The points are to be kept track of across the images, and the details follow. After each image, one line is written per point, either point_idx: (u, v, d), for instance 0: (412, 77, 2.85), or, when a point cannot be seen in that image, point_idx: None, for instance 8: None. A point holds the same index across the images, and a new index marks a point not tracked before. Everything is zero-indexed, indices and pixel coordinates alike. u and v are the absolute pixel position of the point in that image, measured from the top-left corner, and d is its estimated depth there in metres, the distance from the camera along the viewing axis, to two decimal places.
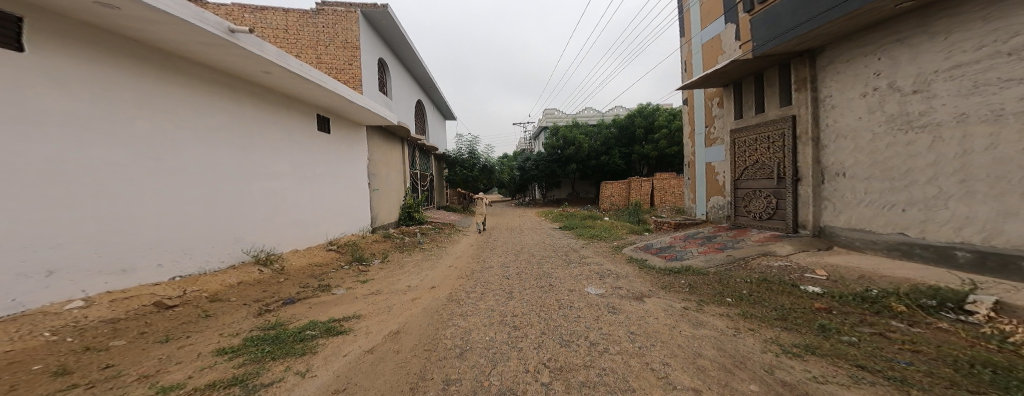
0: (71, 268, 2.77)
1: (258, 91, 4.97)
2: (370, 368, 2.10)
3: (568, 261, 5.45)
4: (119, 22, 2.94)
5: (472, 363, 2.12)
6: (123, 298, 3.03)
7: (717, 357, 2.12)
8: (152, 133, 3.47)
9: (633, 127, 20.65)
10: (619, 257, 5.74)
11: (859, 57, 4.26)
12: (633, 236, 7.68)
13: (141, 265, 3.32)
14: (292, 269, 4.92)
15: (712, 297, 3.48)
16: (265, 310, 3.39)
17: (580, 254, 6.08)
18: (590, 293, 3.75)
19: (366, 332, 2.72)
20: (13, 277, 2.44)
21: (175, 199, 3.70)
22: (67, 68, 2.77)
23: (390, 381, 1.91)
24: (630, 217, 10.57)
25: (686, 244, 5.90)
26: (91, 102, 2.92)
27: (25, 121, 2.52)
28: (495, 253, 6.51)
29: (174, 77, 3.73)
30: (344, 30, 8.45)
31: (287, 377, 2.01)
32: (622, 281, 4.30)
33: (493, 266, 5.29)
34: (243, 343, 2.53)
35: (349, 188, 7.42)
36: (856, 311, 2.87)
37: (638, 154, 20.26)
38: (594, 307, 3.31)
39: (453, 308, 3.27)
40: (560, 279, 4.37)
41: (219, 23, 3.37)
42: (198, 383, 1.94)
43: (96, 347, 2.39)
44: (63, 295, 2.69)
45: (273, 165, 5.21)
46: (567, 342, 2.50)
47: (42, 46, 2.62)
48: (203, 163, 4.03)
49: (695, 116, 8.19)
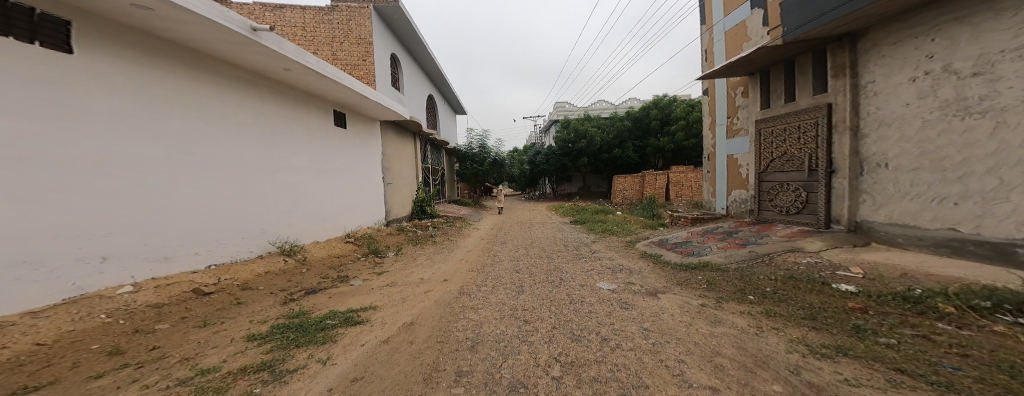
0: (121, 255, 2.97)
1: (279, 88, 5.12)
2: (387, 358, 2.15)
3: (580, 256, 5.42)
4: (154, 23, 3.08)
5: (483, 356, 2.16)
6: (166, 285, 3.24)
7: (737, 356, 2.08)
8: (185, 130, 3.64)
9: (648, 119, 20.20)
10: (633, 252, 5.65)
11: (909, 39, 4.00)
12: (647, 231, 7.54)
13: (180, 253, 3.53)
14: (314, 259, 5.12)
15: (733, 294, 3.40)
16: (289, 299, 3.55)
17: (591, 249, 6.02)
18: (603, 289, 3.74)
19: (381, 323, 2.80)
20: (73, 263, 2.64)
21: (208, 193, 3.89)
22: (109, 69, 2.92)
23: (404, 371, 1.97)
24: (645, 211, 10.35)
25: (704, 239, 5.75)
26: (130, 100, 3.09)
27: (76, 117, 2.69)
28: (504, 247, 6.52)
29: (204, 75, 3.89)
30: (359, 26, 8.55)
31: (310, 364, 2.10)
32: (635, 276, 4.25)
33: (503, 260, 5.33)
34: (271, 330, 2.65)
35: (364, 182, 7.56)
36: (896, 311, 2.73)
37: (653, 147, 19.88)
38: (606, 302, 3.29)
39: (465, 301, 3.32)
40: (571, 274, 4.35)
41: (242, 21, 3.47)
42: (230, 367, 2.06)
43: (143, 330, 2.57)
44: (115, 280, 2.90)
45: (291, 160, 5.34)
46: (579, 336, 2.51)
47: (88, 47, 2.78)
48: (230, 158, 4.20)
49: (715, 107, 7.94)
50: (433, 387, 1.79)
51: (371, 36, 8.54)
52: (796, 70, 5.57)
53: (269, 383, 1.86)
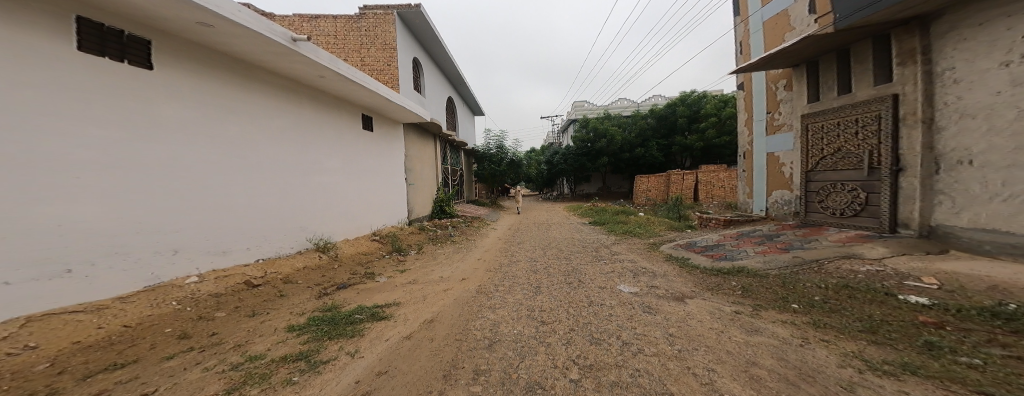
0: (187, 248, 3.34)
1: (316, 95, 5.46)
2: (407, 354, 2.23)
3: (599, 258, 5.34)
4: (212, 38, 3.44)
5: (500, 355, 2.19)
6: (223, 276, 3.58)
7: (777, 368, 1.98)
8: (239, 136, 4.00)
9: (674, 117, 19.50)
10: (656, 255, 5.49)
11: (998, 19, 3.55)
12: (672, 233, 7.29)
13: (235, 248, 3.87)
14: (344, 256, 5.35)
15: (774, 302, 3.23)
16: (324, 293, 3.76)
17: (611, 250, 5.90)
18: (623, 292, 3.66)
19: (404, 319, 2.91)
20: (152, 254, 3.03)
21: (258, 192, 4.23)
22: (177, 82, 3.30)
23: (425, 367, 2.04)
24: (670, 213, 10.00)
25: (739, 242, 5.50)
26: (195, 109, 3.46)
27: (152, 126, 3.07)
28: (521, 247, 6.54)
29: (254, 84, 4.25)
30: (384, 32, 8.88)
31: (340, 356, 2.22)
32: (659, 280, 4.13)
33: (520, 260, 5.35)
34: (308, 321, 2.82)
35: (389, 182, 7.84)
36: (982, 328, 2.41)
37: (679, 146, 19.16)
38: (628, 306, 3.23)
39: (483, 300, 3.37)
40: (589, 276, 4.30)
41: (284, 34, 3.73)
42: (275, 355, 2.22)
43: (205, 316, 2.91)
44: (182, 271, 3.28)
45: (326, 162, 5.66)
46: (598, 340, 2.49)
47: (162, 62, 3.20)
48: (276, 161, 4.55)
49: (752, 103, 7.43)
50: (452, 384, 1.85)
51: (395, 41, 8.85)
52: (852, 60, 5.14)
53: (306, 371, 1.99)
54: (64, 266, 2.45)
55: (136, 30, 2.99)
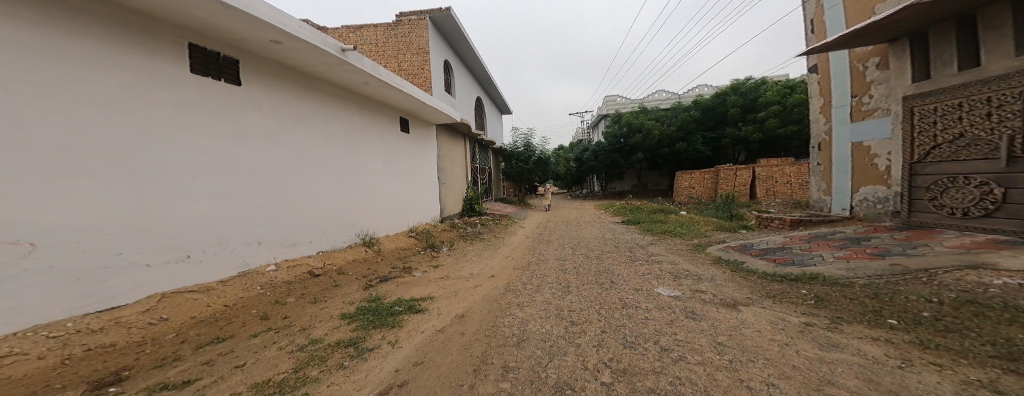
0: (268, 240, 3.85)
1: (363, 101, 5.90)
2: (440, 346, 2.33)
3: (634, 258, 5.10)
4: (281, 54, 3.92)
5: (529, 353, 2.20)
6: (295, 265, 4.06)
7: (862, 390, 1.73)
8: (304, 141, 4.50)
9: (724, 107, 18.02)
10: (702, 258, 5.11)
11: None
12: (720, 234, 6.74)
13: (303, 241, 4.35)
14: (386, 251, 5.68)
15: (860, 316, 2.73)
16: (370, 285, 4.05)
17: (648, 251, 5.62)
18: (662, 295, 3.48)
19: (438, 313, 3.03)
20: (244, 245, 3.57)
21: (319, 190, 4.69)
22: (256, 95, 3.83)
23: (457, 361, 2.11)
24: (720, 212, 9.22)
25: (812, 246, 4.92)
26: (270, 119, 3.99)
27: (240, 135, 3.61)
28: (550, 245, 6.47)
29: (315, 94, 4.73)
30: (418, 37, 9.28)
31: (382, 345, 2.38)
32: (706, 284, 3.86)
33: (548, 258, 5.30)
34: (356, 311, 3.06)
35: (423, 181, 8.13)
36: None
37: (730, 139, 17.66)
38: (666, 310, 3.06)
39: (511, 298, 3.40)
40: (623, 277, 4.13)
41: (335, 44, 4.06)
42: (330, 340, 2.46)
43: (280, 301, 3.37)
44: (265, 260, 3.80)
45: (371, 163, 6.08)
46: (632, 343, 2.39)
47: (246, 79, 3.73)
48: (332, 163, 5.01)
49: (828, 86, 6.42)
50: (482, 379, 1.90)
51: (427, 45, 9.20)
52: (983, 28, 4.20)
53: (354, 357, 2.18)
54: (184, 252, 3.03)
55: (226, 52, 3.53)
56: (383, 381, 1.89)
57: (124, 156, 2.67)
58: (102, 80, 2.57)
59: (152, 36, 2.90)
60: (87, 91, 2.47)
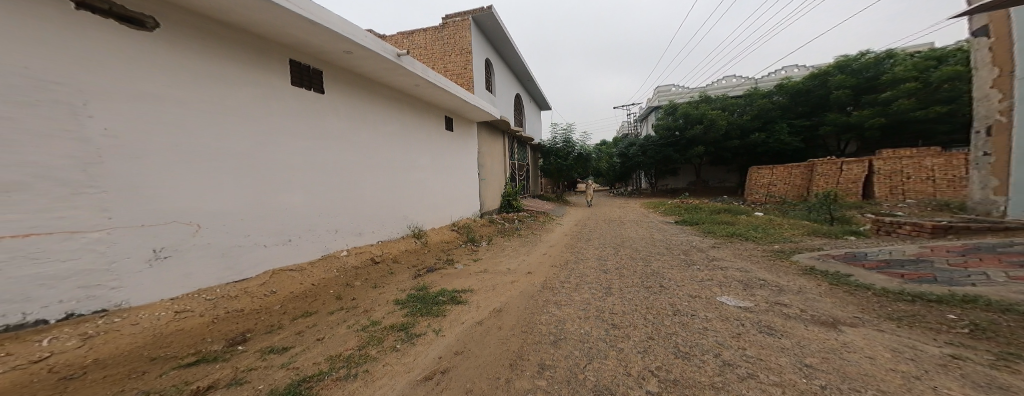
0: (342, 228, 4.41)
1: (416, 103, 6.32)
2: (479, 338, 2.45)
3: (689, 263, 4.62)
4: (351, 62, 4.41)
5: (566, 353, 2.18)
6: (361, 252, 4.58)
7: None
8: (370, 140, 5.02)
9: (824, 89, 14.98)
10: (785, 267, 4.40)
11: None
12: (811, 240, 5.73)
13: (367, 230, 4.88)
14: (432, 243, 6.03)
15: None
16: (418, 275, 4.40)
17: (707, 255, 5.06)
18: (726, 304, 3.12)
19: (477, 305, 3.17)
20: (325, 232, 4.15)
21: (379, 185, 5.17)
22: (334, 102, 4.38)
23: (494, 353, 2.19)
24: (816, 213, 7.80)
25: (968, 261, 3.85)
26: (344, 122, 4.53)
27: (322, 137, 4.18)
28: (590, 244, 6.24)
29: (377, 98, 5.23)
30: (461, 38, 9.60)
31: (427, 332, 2.58)
32: (790, 296, 3.33)
33: (588, 257, 5.11)
34: (407, 298, 3.36)
35: (465, 177, 8.38)
36: None
37: (832, 126, 14.69)
38: (729, 321, 2.75)
39: (548, 295, 3.38)
40: (675, 282, 3.79)
41: (391, 50, 4.41)
42: (386, 322, 2.76)
43: (350, 284, 3.85)
44: (340, 246, 4.36)
45: (422, 160, 6.48)
46: (685, 354, 2.20)
47: (327, 87, 4.29)
48: (391, 160, 5.50)
49: (1010, 53, 5.03)
50: (518, 375, 1.94)
51: (470, 45, 9.49)
52: None
53: (404, 341, 2.41)
54: (286, 237, 3.63)
55: (312, 64, 4.11)
56: (427, 367, 2.04)
57: (248, 156, 3.29)
58: (235, 95, 3.21)
59: (266, 56, 3.53)
60: (224, 105, 3.11)
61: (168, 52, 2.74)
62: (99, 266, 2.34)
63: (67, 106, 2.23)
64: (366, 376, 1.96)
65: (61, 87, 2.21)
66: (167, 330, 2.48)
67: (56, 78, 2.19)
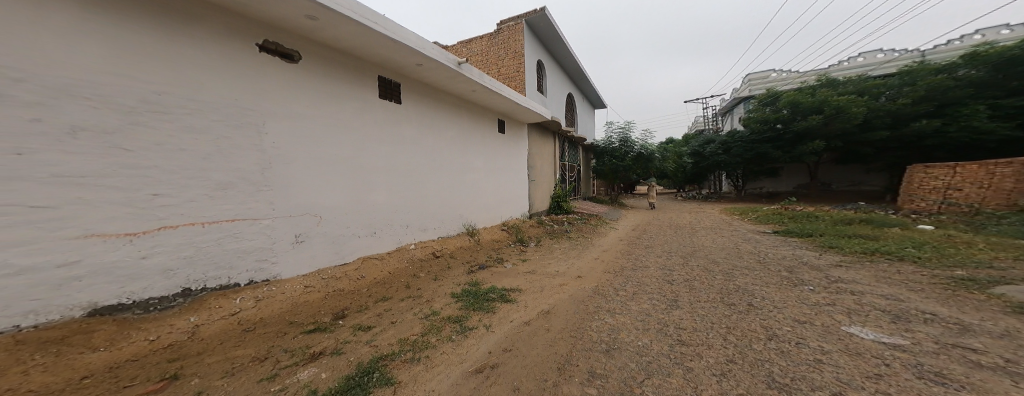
0: (414, 224, 4.88)
1: (476, 108, 6.53)
2: (527, 337, 2.45)
3: (797, 282, 3.72)
4: (422, 75, 4.81)
5: (619, 364, 2.02)
6: (427, 246, 4.98)
7: None
8: (437, 144, 5.42)
9: None
10: (968, 300, 3.16)
11: None
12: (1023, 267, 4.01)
13: (433, 227, 5.29)
14: (484, 241, 6.12)
15: None
16: (472, 270, 4.60)
17: (822, 275, 4.01)
18: (854, 336, 2.43)
19: (525, 305, 3.16)
20: (401, 228, 4.64)
21: (443, 186, 5.53)
22: (410, 111, 4.86)
23: (541, 355, 2.16)
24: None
25: None
26: (418, 129, 5.00)
27: (402, 143, 4.70)
28: (650, 251, 5.60)
29: (444, 105, 5.59)
30: (515, 42, 9.67)
31: (478, 327, 2.68)
32: (971, 338, 2.40)
33: (649, 266, 4.58)
34: (463, 292, 3.55)
35: (517, 178, 8.30)
36: None
37: None
38: (858, 356, 2.13)
39: (600, 302, 3.16)
40: (771, 302, 3.12)
41: (453, 59, 4.65)
42: (444, 314, 2.97)
43: (417, 275, 4.26)
44: (411, 239, 4.82)
45: (479, 162, 6.68)
46: (783, 385, 1.80)
47: (406, 98, 4.80)
48: (454, 163, 5.83)
49: None
50: (564, 379, 1.87)
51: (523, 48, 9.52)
52: None
53: (458, 333, 2.56)
54: (372, 230, 4.20)
55: (393, 78, 4.60)
56: (478, 360, 2.14)
57: (348, 160, 3.92)
58: (343, 110, 3.89)
59: (362, 74, 4.13)
60: (335, 119, 3.78)
61: (303, 79, 3.47)
62: (267, 245, 3.15)
63: (253, 126, 3.06)
64: (427, 362, 2.16)
65: (251, 112, 3.04)
66: (299, 301, 3.16)
67: (249, 106, 3.03)
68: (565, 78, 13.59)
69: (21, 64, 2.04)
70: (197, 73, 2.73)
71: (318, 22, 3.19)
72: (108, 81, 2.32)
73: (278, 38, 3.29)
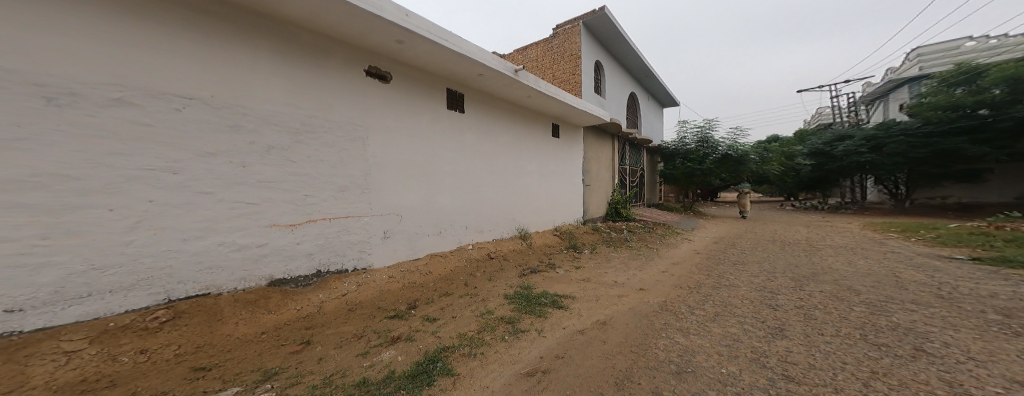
0: (473, 226, 5.12)
1: (532, 114, 6.50)
2: (582, 346, 2.31)
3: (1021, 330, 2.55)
4: (484, 85, 5.05)
5: (694, 390, 1.75)
6: (485, 248, 5.15)
7: None
8: (494, 149, 5.58)
9: None
10: None
11: None
12: None
13: (489, 229, 5.47)
14: (536, 245, 5.99)
15: None
16: (524, 273, 4.56)
17: None
18: None
19: (579, 313, 2.97)
20: (462, 229, 4.93)
21: (499, 189, 5.70)
22: (472, 120, 5.14)
23: (596, 366, 2.02)
24: None
25: None
26: (479, 136, 5.26)
27: (466, 149, 5.02)
28: (737, 269, 4.66)
29: (501, 112, 5.74)
30: (571, 44, 9.33)
31: (530, 330, 2.64)
32: None
33: (739, 286, 3.81)
34: (516, 294, 3.53)
35: (570, 183, 7.90)
36: None
37: None
38: None
39: (669, 320, 2.78)
40: (967, 351, 2.20)
41: (510, 67, 4.75)
42: (499, 313, 3.03)
43: (477, 274, 4.42)
44: (467, 240, 5.03)
45: (533, 166, 6.57)
46: None
47: (470, 108, 5.11)
48: (508, 167, 5.90)
49: None
50: None
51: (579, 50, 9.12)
52: None
53: (511, 334, 2.57)
54: (437, 230, 4.54)
55: (458, 89, 4.92)
56: (530, 363, 2.12)
57: (422, 166, 4.33)
58: (420, 121, 4.33)
59: (433, 88, 4.53)
60: (415, 130, 4.25)
61: (392, 97, 4.00)
62: (365, 238, 3.70)
63: (361, 139, 3.66)
64: (483, 358, 2.22)
65: (362, 127, 3.67)
66: (385, 287, 3.62)
67: (359, 122, 3.65)
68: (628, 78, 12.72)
69: (244, 102, 2.84)
70: (330, 99, 3.41)
71: (407, 46, 3.66)
72: (284, 110, 3.07)
73: (376, 62, 3.85)
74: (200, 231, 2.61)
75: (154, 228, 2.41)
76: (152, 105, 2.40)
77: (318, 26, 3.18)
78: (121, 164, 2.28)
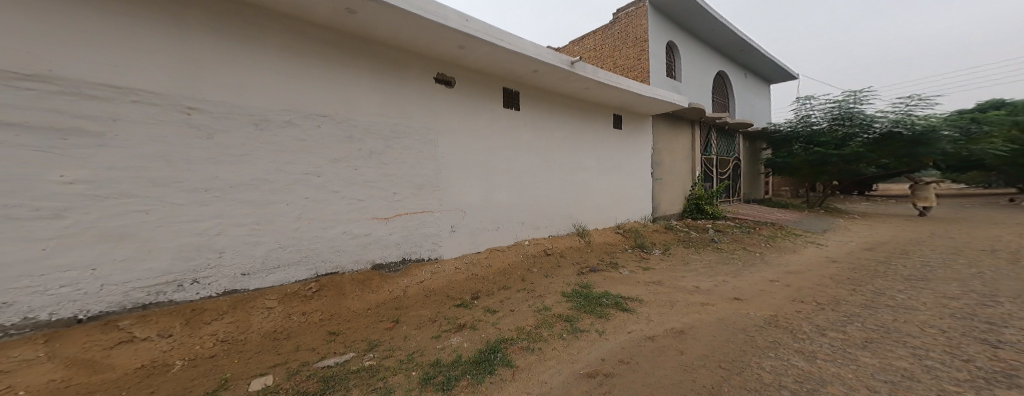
0: (529, 222, 5.08)
1: (589, 106, 6.07)
2: (652, 354, 2.04)
3: None
4: (540, 80, 4.93)
5: None
6: (542, 245, 5.04)
7: None
8: (550, 144, 5.41)
9: None
10: None
11: None
12: None
13: (547, 225, 5.35)
14: (596, 243, 5.61)
15: None
16: (583, 272, 4.31)
17: None
18: None
19: (647, 318, 2.64)
20: (518, 225, 4.93)
21: (558, 185, 5.53)
22: (528, 116, 5.08)
23: (671, 377, 1.77)
24: None
25: None
26: (535, 132, 5.18)
27: (523, 146, 5.01)
28: (875, 285, 3.52)
29: (558, 107, 5.53)
30: (636, 27, 8.44)
31: (590, 331, 2.46)
32: None
33: (884, 308, 2.85)
34: (575, 292, 3.34)
35: (637, 177, 7.16)
36: None
37: None
38: None
39: (784, 339, 2.23)
40: None
41: (566, 59, 4.49)
42: (556, 311, 2.91)
43: (538, 271, 4.35)
44: (523, 236, 5.00)
45: (591, 160, 6.16)
46: None
47: (526, 104, 5.05)
48: (564, 162, 5.64)
49: None
50: None
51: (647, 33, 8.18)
52: None
53: (569, 334, 2.43)
54: (495, 225, 4.63)
55: (514, 87, 4.90)
56: (590, 364, 1.97)
57: (483, 162, 4.48)
58: (479, 119, 4.47)
59: (490, 88, 4.60)
60: (477, 129, 4.42)
61: (457, 100, 4.22)
62: (436, 231, 3.99)
63: (431, 140, 3.95)
64: (541, 354, 2.15)
65: (432, 130, 3.97)
66: (451, 278, 3.85)
67: (430, 125, 3.95)
68: (715, 55, 10.91)
69: (356, 113, 3.36)
70: (410, 106, 3.78)
71: (468, 50, 3.81)
72: (379, 118, 3.53)
73: (445, 68, 4.11)
74: (332, 222, 3.18)
75: (309, 218, 3.04)
76: (306, 122, 3.03)
77: (401, 42, 3.56)
78: (297, 166, 2.96)
